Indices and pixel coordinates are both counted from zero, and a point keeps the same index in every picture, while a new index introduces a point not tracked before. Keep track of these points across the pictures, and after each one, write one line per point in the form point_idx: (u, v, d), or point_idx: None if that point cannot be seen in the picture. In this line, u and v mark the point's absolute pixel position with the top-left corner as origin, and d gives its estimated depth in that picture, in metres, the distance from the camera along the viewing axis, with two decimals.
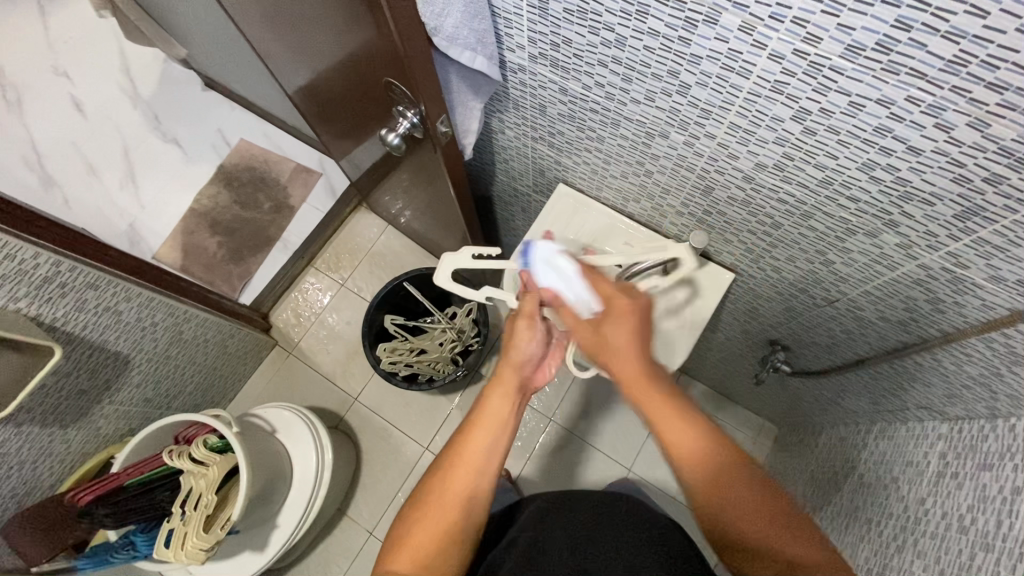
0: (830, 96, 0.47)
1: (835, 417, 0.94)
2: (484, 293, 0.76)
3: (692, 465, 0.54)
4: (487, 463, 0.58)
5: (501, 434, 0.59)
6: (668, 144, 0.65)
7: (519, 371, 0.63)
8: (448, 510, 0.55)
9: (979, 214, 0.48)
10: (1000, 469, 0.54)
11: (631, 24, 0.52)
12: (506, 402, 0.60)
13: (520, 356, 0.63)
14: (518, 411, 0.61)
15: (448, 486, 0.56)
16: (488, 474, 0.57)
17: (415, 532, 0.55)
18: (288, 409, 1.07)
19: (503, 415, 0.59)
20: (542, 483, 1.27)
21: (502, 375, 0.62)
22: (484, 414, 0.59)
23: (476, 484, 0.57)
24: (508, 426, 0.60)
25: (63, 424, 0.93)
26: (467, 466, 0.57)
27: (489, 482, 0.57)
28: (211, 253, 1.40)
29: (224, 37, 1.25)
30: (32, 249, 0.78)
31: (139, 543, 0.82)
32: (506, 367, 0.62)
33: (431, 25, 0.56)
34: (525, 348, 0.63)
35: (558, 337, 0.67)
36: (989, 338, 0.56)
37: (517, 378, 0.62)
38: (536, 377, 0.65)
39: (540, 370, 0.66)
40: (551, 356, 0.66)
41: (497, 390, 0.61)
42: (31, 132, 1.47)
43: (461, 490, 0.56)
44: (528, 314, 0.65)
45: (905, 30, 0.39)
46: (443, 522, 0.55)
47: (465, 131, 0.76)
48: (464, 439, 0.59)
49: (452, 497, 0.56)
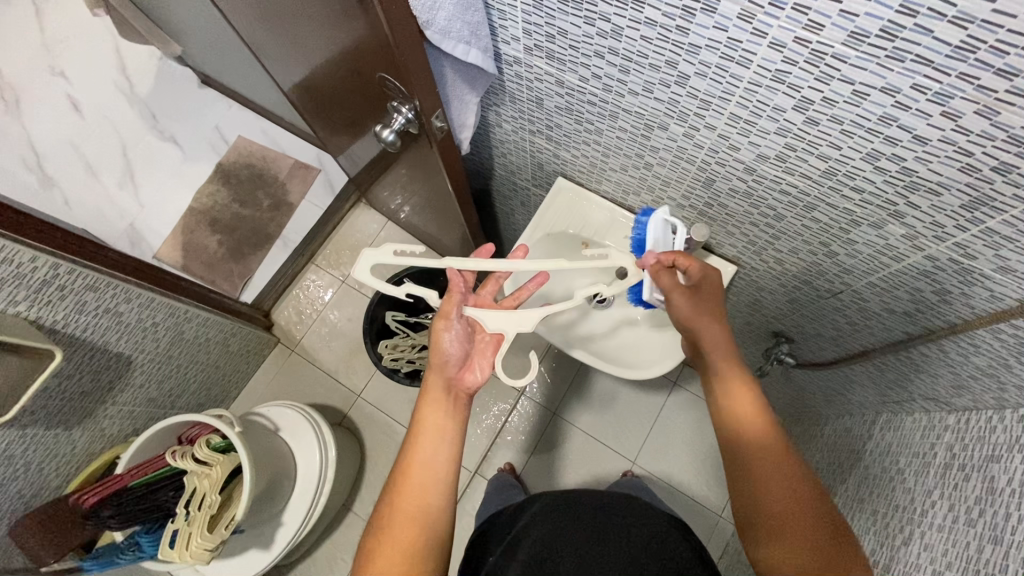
0: (833, 85, 0.46)
1: (840, 408, 0.93)
2: (402, 292, 0.70)
3: (750, 439, 0.57)
4: (432, 474, 0.57)
5: (438, 439, 0.59)
6: (668, 136, 0.64)
7: (441, 375, 0.64)
8: (399, 529, 0.54)
9: (988, 204, 0.47)
10: (1008, 461, 0.53)
11: (627, 14, 0.51)
12: (437, 413, 0.61)
13: (442, 357, 0.65)
14: (455, 415, 0.62)
15: (398, 507, 0.56)
16: (436, 483, 0.57)
17: (376, 559, 0.53)
18: (291, 407, 1.07)
19: (438, 421, 0.60)
20: (545, 476, 1.27)
21: (427, 383, 0.64)
22: (419, 427, 0.60)
23: (426, 497, 0.56)
24: (444, 431, 0.60)
25: (67, 426, 0.93)
26: (413, 480, 0.57)
27: (438, 495, 0.57)
28: (211, 251, 1.40)
29: (218, 33, 1.23)
30: (30, 252, 0.78)
31: (145, 543, 0.82)
32: (430, 375, 0.64)
33: (424, 19, 0.55)
34: (446, 348, 0.65)
35: (487, 338, 0.68)
36: (998, 328, 0.55)
37: (442, 381, 0.64)
38: (467, 377, 0.65)
39: (469, 372, 0.65)
40: (478, 356, 0.67)
41: (427, 400, 0.62)
42: (29, 132, 1.46)
43: (411, 509, 0.55)
44: (445, 314, 0.66)
45: (911, 16, 0.37)
46: (401, 540, 0.54)
47: (462, 125, 0.75)
48: (406, 454, 0.59)
49: (402, 516, 0.55)
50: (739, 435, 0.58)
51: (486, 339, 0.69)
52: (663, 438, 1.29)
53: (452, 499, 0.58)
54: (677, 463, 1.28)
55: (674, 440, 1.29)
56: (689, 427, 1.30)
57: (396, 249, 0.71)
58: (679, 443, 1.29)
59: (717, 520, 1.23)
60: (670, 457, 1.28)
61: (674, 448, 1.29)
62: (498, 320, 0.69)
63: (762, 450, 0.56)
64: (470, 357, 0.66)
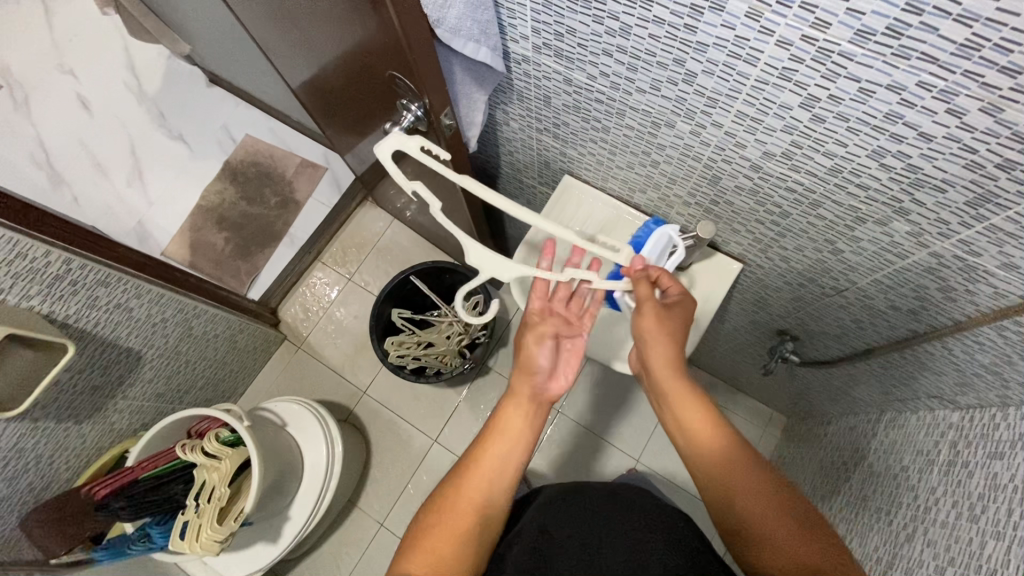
0: (839, 83, 0.46)
1: (844, 406, 0.94)
2: (409, 185, 0.61)
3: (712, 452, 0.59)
4: (501, 470, 0.59)
5: (517, 443, 0.61)
6: (674, 133, 0.65)
7: (530, 383, 0.65)
8: (462, 514, 0.56)
9: (992, 201, 0.48)
10: (1012, 457, 0.54)
11: (636, 12, 0.52)
12: (523, 413, 0.63)
13: (531, 369, 0.66)
14: (535, 426, 0.63)
15: (463, 492, 0.58)
16: (503, 483, 0.59)
17: (432, 534, 0.55)
18: (298, 402, 1.08)
19: (519, 428, 0.62)
20: (551, 473, 1.28)
21: (516, 388, 0.65)
22: (502, 422, 0.62)
23: (492, 493, 0.58)
24: (527, 439, 0.62)
25: (77, 419, 0.94)
26: (483, 474, 0.59)
27: (504, 489, 0.59)
28: (218, 249, 1.41)
29: (227, 32, 1.25)
30: (42, 247, 0.79)
31: (155, 534, 0.83)
32: (519, 382, 0.65)
33: (434, 17, 0.56)
34: (535, 361, 0.66)
35: (570, 345, 0.69)
36: (1003, 326, 0.56)
37: (531, 391, 0.64)
38: (554, 388, 0.66)
39: (556, 380, 0.66)
40: (565, 363, 0.67)
41: (513, 405, 0.63)
42: (39, 131, 1.47)
43: (475, 501, 0.57)
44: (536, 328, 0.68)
45: (917, 14, 0.38)
46: (460, 524, 0.56)
47: (470, 123, 0.75)
48: (483, 445, 0.61)
49: (467, 502, 0.57)
50: (702, 450, 0.59)
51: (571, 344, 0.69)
52: (666, 436, 1.30)
53: (513, 499, 0.60)
54: (680, 461, 1.28)
55: None
56: None
57: (422, 144, 0.61)
58: None
59: None
60: (673, 454, 1.29)
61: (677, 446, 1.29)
62: (479, 256, 0.65)
63: (729, 460, 0.57)
64: (557, 367, 0.67)
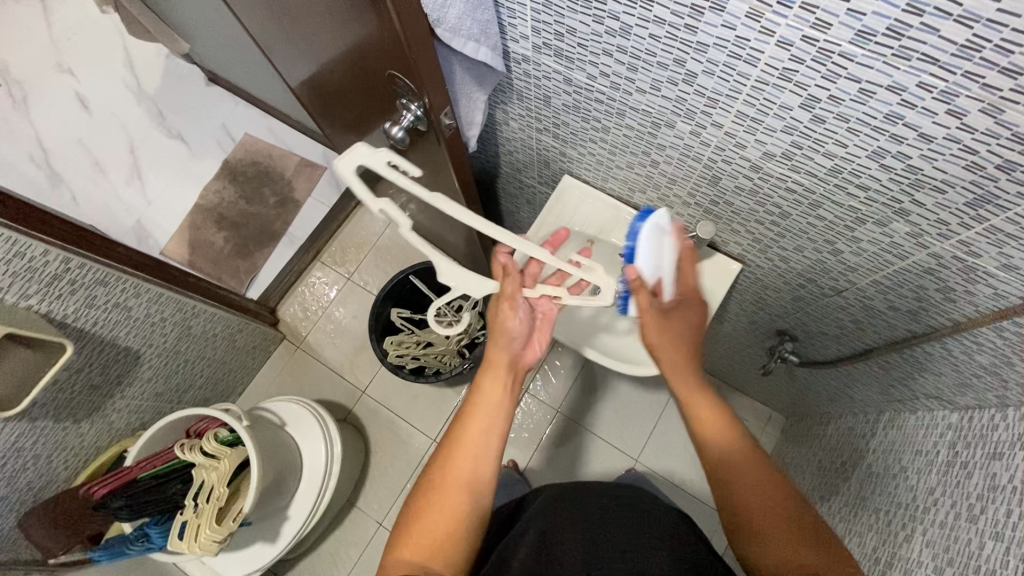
0: (839, 83, 0.46)
1: (843, 407, 0.94)
2: (376, 204, 0.52)
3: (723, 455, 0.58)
4: (483, 446, 0.60)
5: (495, 417, 0.62)
6: (675, 134, 0.65)
7: (506, 352, 0.66)
8: (450, 495, 0.57)
9: (992, 202, 0.48)
10: (1010, 458, 0.54)
11: (636, 12, 0.52)
12: (498, 384, 0.64)
13: (506, 336, 0.65)
14: (511, 393, 0.65)
15: (451, 472, 0.58)
16: (487, 455, 0.60)
17: (423, 517, 0.56)
18: (297, 402, 1.08)
19: (496, 398, 0.63)
20: (550, 473, 1.28)
21: (492, 360, 0.65)
22: (478, 398, 0.63)
23: (476, 469, 0.59)
24: (503, 410, 0.63)
25: (76, 419, 0.94)
26: (467, 450, 0.60)
27: (489, 465, 0.60)
28: (217, 248, 1.41)
29: (227, 31, 1.24)
30: (41, 246, 0.79)
31: (152, 535, 0.82)
32: (495, 351, 0.66)
33: (434, 17, 0.56)
34: (512, 329, 0.65)
35: (541, 311, 0.69)
36: (1002, 326, 0.56)
37: (506, 359, 0.66)
38: (528, 356, 0.68)
39: (528, 349, 0.68)
40: (538, 331, 0.68)
41: (488, 376, 0.64)
42: (37, 130, 1.47)
43: (463, 478, 0.58)
44: (510, 296, 0.64)
45: (917, 15, 0.38)
46: (451, 506, 0.57)
47: (469, 122, 0.75)
48: (463, 424, 0.62)
49: (453, 482, 0.58)
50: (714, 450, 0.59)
51: (542, 310, 0.69)
52: (665, 436, 1.30)
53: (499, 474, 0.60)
54: (679, 460, 1.28)
55: (676, 437, 1.30)
56: None
57: (389, 159, 0.54)
58: (681, 440, 1.30)
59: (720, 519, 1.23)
60: (672, 454, 1.29)
61: (676, 446, 1.29)
62: (452, 271, 0.61)
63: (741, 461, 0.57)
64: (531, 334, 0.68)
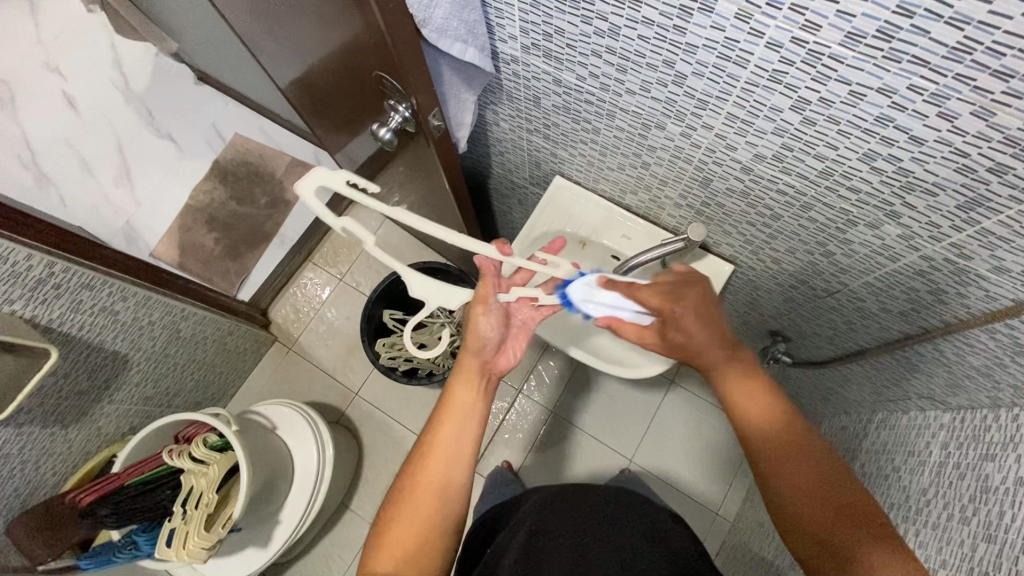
0: (830, 85, 0.46)
1: (836, 406, 0.94)
2: (338, 225, 0.53)
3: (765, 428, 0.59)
4: (455, 451, 0.60)
5: (467, 420, 0.61)
6: (665, 135, 0.64)
7: (478, 358, 0.65)
8: (423, 503, 0.57)
9: (984, 205, 0.47)
10: (1003, 459, 0.53)
11: (624, 13, 0.51)
12: (470, 389, 0.63)
13: (479, 342, 0.64)
14: (484, 398, 0.64)
15: (423, 479, 0.58)
16: (460, 461, 0.59)
17: (395, 526, 0.56)
18: (288, 405, 1.07)
19: (469, 402, 0.62)
20: (542, 472, 1.27)
21: (463, 365, 0.65)
22: (451, 403, 0.62)
23: (449, 474, 0.58)
24: (476, 412, 0.62)
25: (63, 424, 0.93)
26: (438, 458, 0.59)
27: (463, 469, 0.59)
28: (208, 249, 1.39)
29: (214, 29, 1.23)
30: (24, 250, 0.77)
31: (140, 542, 0.81)
32: (466, 357, 0.65)
33: (419, 17, 0.55)
34: (484, 334, 0.64)
35: (519, 322, 0.68)
36: (994, 329, 0.55)
37: (477, 365, 0.65)
38: (502, 361, 0.66)
39: (503, 355, 0.66)
40: (512, 338, 0.67)
41: (460, 382, 0.64)
42: (24, 130, 1.45)
43: (435, 484, 0.58)
44: (484, 300, 0.63)
45: (908, 16, 0.37)
46: (423, 511, 0.56)
47: (459, 123, 0.75)
48: (435, 429, 0.61)
49: (426, 489, 0.58)
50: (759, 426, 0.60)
51: (521, 320, 0.68)
52: (659, 435, 1.30)
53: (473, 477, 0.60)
54: (673, 459, 1.28)
55: (671, 436, 1.30)
56: (688, 424, 1.30)
57: (348, 178, 0.53)
58: (676, 440, 1.29)
59: (714, 519, 1.23)
60: (666, 453, 1.29)
61: (671, 445, 1.29)
62: (423, 286, 0.59)
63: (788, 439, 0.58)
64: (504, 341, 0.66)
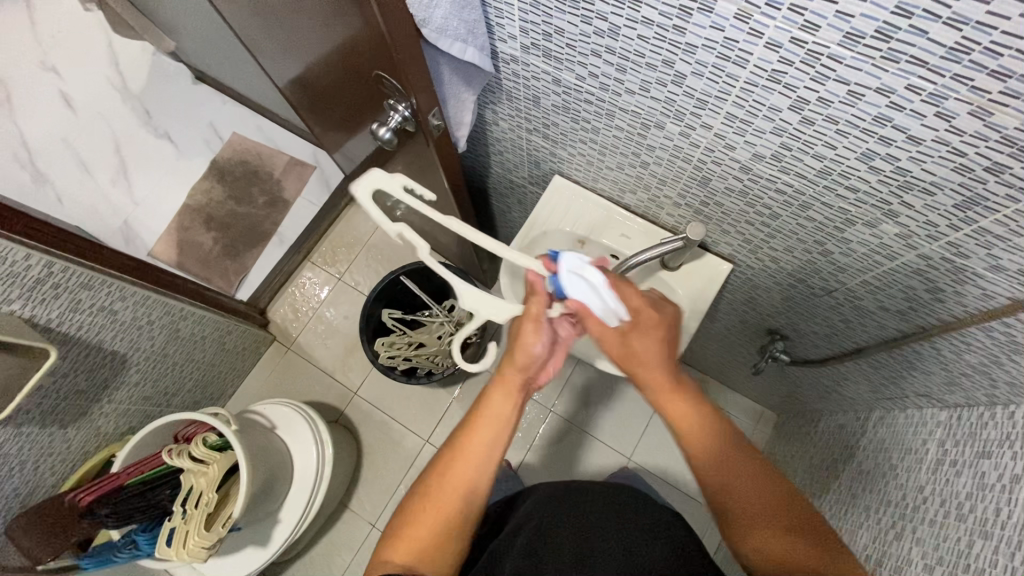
0: (828, 85, 0.46)
1: (834, 403, 0.94)
2: (395, 232, 0.55)
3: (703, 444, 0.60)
4: (485, 461, 0.59)
5: (500, 432, 0.61)
6: (664, 134, 0.64)
7: (522, 374, 0.63)
8: (445, 506, 0.57)
9: (981, 204, 0.47)
10: (999, 456, 0.54)
11: (624, 13, 0.51)
12: (508, 403, 0.62)
13: (527, 359, 0.61)
14: (519, 410, 0.63)
15: (449, 483, 0.58)
16: (487, 469, 0.59)
17: (415, 522, 0.57)
18: (288, 405, 1.07)
19: (504, 414, 0.61)
20: (541, 471, 1.28)
21: (504, 376, 0.63)
22: (486, 413, 0.61)
23: (475, 481, 0.59)
24: (509, 424, 0.61)
25: (63, 424, 0.93)
26: (466, 464, 0.59)
27: (488, 478, 0.59)
28: (206, 249, 1.38)
29: (213, 28, 1.22)
30: (23, 250, 0.77)
31: (140, 542, 0.82)
32: (508, 368, 0.63)
33: (420, 17, 0.55)
34: (533, 351, 0.61)
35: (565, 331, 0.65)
36: (990, 327, 0.56)
37: (520, 379, 0.63)
38: (542, 376, 0.65)
39: (545, 369, 0.65)
40: (555, 354, 0.65)
41: (500, 391, 0.62)
42: (21, 130, 1.44)
43: (460, 488, 0.58)
44: (534, 316, 0.60)
45: (906, 17, 0.37)
46: (444, 514, 0.57)
47: (458, 123, 0.75)
48: (467, 436, 0.60)
49: (450, 491, 0.58)
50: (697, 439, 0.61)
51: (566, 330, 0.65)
52: (658, 434, 1.30)
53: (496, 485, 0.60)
54: (671, 458, 1.29)
55: (669, 435, 1.30)
56: None
57: (403, 183, 0.56)
58: (674, 438, 1.30)
59: (712, 516, 1.24)
60: (664, 451, 1.29)
61: (669, 443, 1.30)
62: (475, 298, 0.62)
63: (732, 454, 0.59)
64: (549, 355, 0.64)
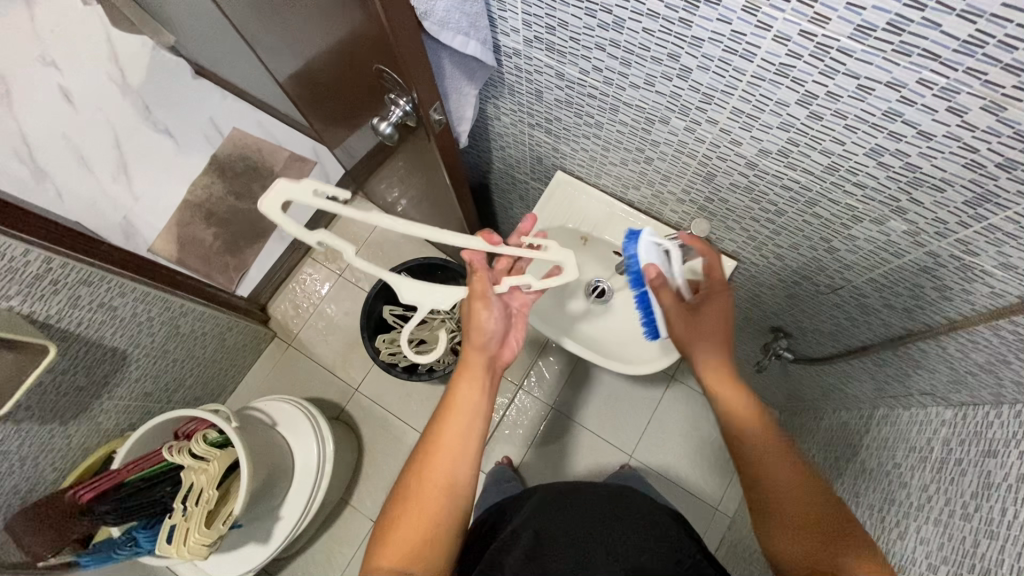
0: (837, 79, 0.45)
1: (837, 401, 0.94)
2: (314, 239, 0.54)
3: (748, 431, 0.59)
4: (461, 448, 0.60)
5: (471, 418, 0.61)
6: (669, 129, 0.64)
7: (483, 354, 0.65)
8: (427, 502, 0.56)
9: (991, 200, 0.47)
10: (1005, 456, 0.53)
11: (630, 6, 0.50)
12: (475, 388, 0.63)
13: (483, 336, 0.65)
14: (489, 394, 0.64)
15: (428, 476, 0.58)
16: (466, 459, 0.59)
17: (399, 524, 0.56)
18: (289, 403, 1.07)
19: (473, 400, 0.62)
20: (542, 469, 1.27)
21: (467, 361, 0.65)
22: (456, 401, 0.62)
23: (454, 471, 0.58)
24: (480, 409, 0.62)
25: (63, 420, 0.93)
26: (444, 454, 0.59)
27: (468, 466, 0.59)
28: (206, 245, 1.35)
29: (212, 22, 1.21)
30: (21, 246, 0.76)
31: (140, 539, 0.81)
32: (471, 352, 0.65)
33: (421, 10, 0.55)
34: (487, 328, 0.65)
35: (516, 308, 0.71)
36: (998, 326, 0.55)
37: (482, 360, 0.65)
38: (504, 354, 0.68)
39: (504, 348, 0.68)
40: (511, 329, 0.69)
41: (465, 377, 0.64)
42: (19, 122, 1.42)
43: (440, 482, 0.58)
44: (481, 294, 0.65)
45: (918, 10, 0.37)
46: (428, 510, 0.56)
47: (460, 118, 0.74)
48: (440, 425, 0.61)
49: (432, 486, 0.57)
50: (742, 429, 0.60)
51: (516, 306, 0.71)
52: (660, 431, 1.30)
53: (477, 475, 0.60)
54: (673, 454, 1.29)
55: (670, 432, 1.30)
56: (688, 418, 1.30)
57: (315, 189, 0.54)
58: (675, 435, 1.30)
59: (713, 513, 1.24)
60: (665, 448, 1.29)
61: (670, 440, 1.29)
62: (419, 291, 0.61)
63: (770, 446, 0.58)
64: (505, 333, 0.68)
